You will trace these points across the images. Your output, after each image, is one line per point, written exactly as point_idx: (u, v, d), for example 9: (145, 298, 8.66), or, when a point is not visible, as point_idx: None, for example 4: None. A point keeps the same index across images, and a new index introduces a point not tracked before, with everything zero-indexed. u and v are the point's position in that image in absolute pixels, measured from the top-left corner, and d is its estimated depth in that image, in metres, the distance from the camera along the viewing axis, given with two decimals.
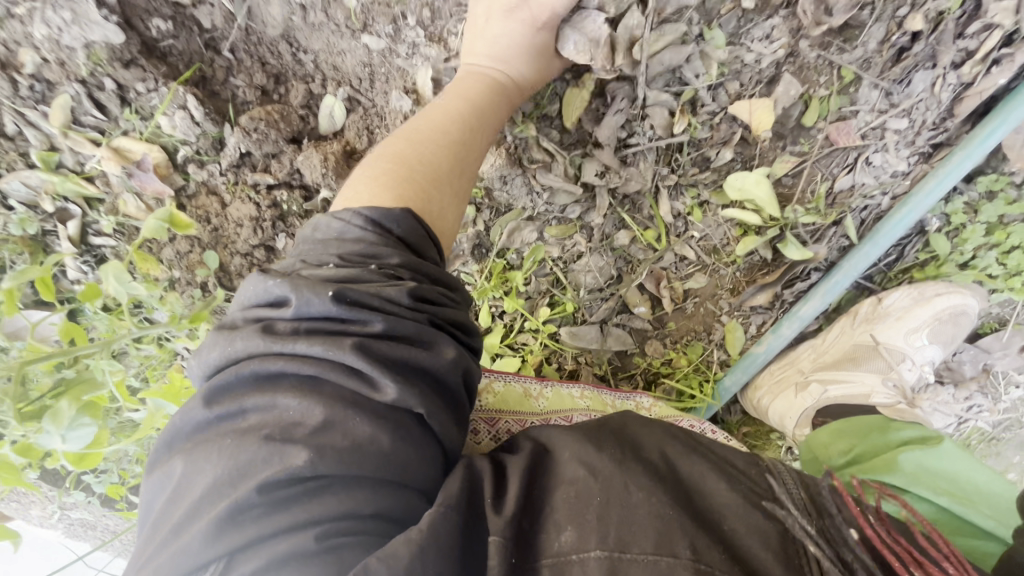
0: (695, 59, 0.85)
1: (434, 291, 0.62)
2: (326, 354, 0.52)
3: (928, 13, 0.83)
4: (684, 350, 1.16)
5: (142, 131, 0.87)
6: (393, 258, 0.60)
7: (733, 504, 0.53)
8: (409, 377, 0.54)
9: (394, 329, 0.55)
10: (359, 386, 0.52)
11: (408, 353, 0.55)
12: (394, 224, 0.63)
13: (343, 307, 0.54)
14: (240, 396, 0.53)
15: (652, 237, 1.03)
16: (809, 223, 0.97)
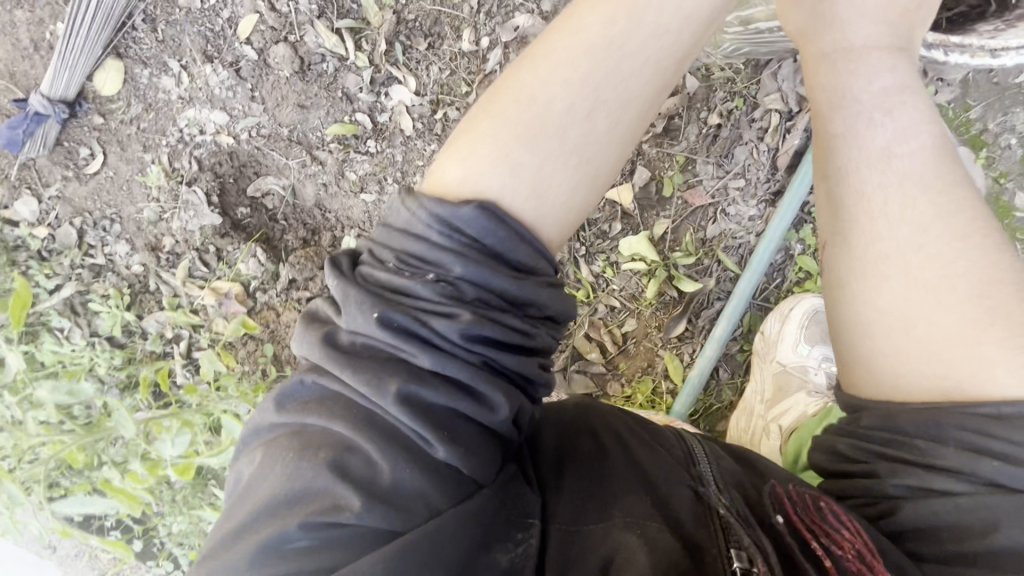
0: None
1: (509, 337, 0.72)
2: (369, 387, 0.68)
3: (721, 112, 1.24)
4: (637, 385, 1.37)
5: (229, 274, 1.36)
6: (455, 272, 0.72)
7: (666, 479, 0.81)
8: (454, 425, 0.70)
9: (438, 368, 0.69)
10: (402, 424, 0.68)
11: (451, 400, 0.69)
12: (472, 225, 0.73)
13: (394, 337, 0.69)
14: (300, 416, 0.71)
15: (584, 295, 1.35)
16: (689, 262, 1.30)
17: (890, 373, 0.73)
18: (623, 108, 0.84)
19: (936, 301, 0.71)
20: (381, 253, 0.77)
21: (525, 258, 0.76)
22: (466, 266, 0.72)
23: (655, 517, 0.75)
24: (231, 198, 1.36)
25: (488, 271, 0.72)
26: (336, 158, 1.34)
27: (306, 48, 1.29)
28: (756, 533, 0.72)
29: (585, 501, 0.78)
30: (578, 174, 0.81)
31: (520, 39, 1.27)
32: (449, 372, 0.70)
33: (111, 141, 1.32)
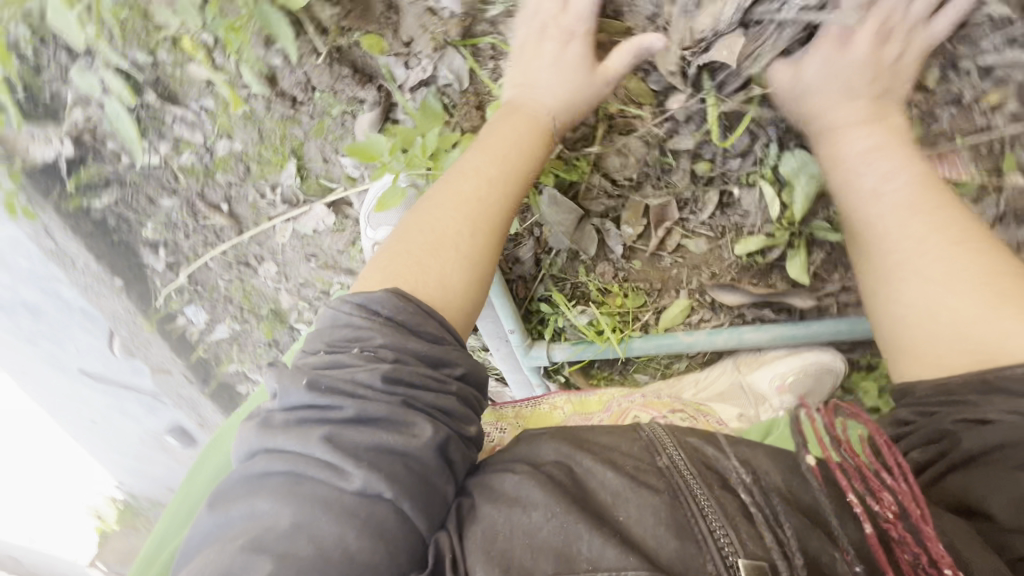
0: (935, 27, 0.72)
1: (423, 379, 0.60)
2: (297, 448, 0.55)
3: None
4: (626, 291, 1.07)
5: None
6: (376, 339, 0.60)
7: (619, 489, 0.56)
8: (381, 461, 0.54)
9: (363, 415, 0.56)
10: (330, 476, 0.53)
11: (376, 436, 0.55)
12: (380, 307, 0.63)
13: (318, 395, 0.56)
14: (228, 504, 0.55)
15: (704, 169, 0.88)
16: (827, 262, 0.92)
17: (922, 296, 0.68)
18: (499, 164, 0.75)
19: (1006, 290, 0.63)
20: (311, 343, 0.64)
21: (438, 330, 0.64)
22: (386, 335, 0.61)
23: (625, 551, 0.50)
24: None
25: (404, 338, 0.61)
26: None
27: None
28: (783, 535, 0.52)
29: (534, 535, 0.52)
30: (475, 267, 0.71)
31: None
32: (370, 416, 0.56)
33: None
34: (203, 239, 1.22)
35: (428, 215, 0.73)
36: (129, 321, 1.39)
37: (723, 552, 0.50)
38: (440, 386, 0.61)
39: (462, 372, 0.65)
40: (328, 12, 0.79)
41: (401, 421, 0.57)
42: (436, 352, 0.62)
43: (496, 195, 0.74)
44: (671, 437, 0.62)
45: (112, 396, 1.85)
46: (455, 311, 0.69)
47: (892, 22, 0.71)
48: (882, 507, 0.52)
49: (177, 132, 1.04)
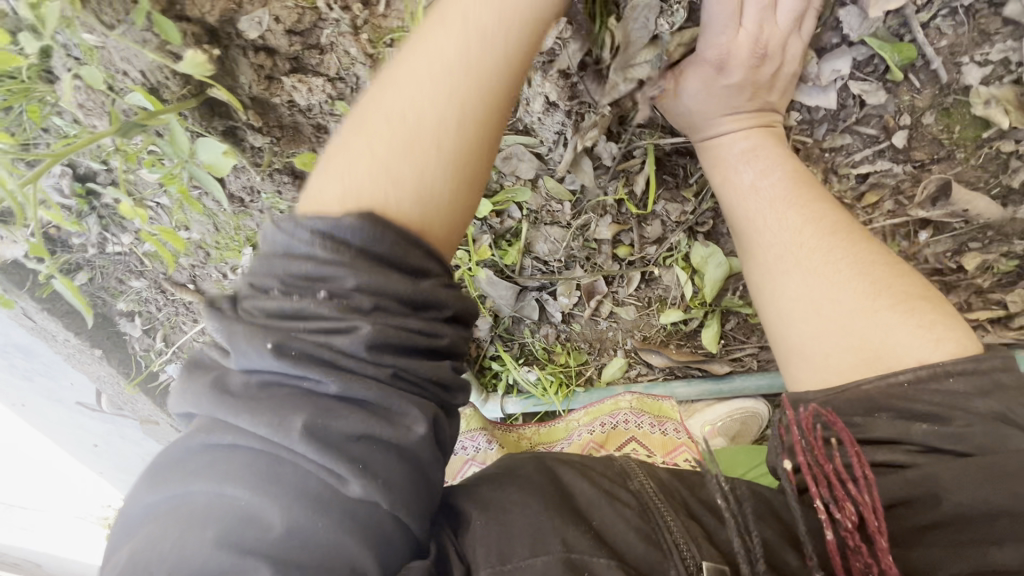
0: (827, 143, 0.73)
1: (407, 332, 0.51)
2: (269, 436, 0.47)
3: (984, 259, 0.81)
4: (568, 350, 1.14)
5: None
6: (347, 281, 0.49)
7: (593, 496, 0.62)
8: (370, 456, 0.48)
9: (345, 392, 0.48)
10: (325, 474, 0.47)
11: (364, 425, 0.48)
12: (348, 233, 0.50)
13: (286, 365, 0.48)
14: (192, 474, 0.47)
15: (625, 253, 0.95)
16: (742, 328, 1.00)
17: (809, 292, 0.64)
18: (468, 52, 0.54)
19: (870, 282, 0.62)
20: (262, 280, 0.51)
21: (422, 261, 0.52)
22: (357, 274, 0.49)
23: (599, 544, 0.57)
24: None
25: (377, 275, 0.50)
26: None
27: None
28: (751, 542, 0.58)
29: (511, 533, 0.57)
30: (465, 168, 0.55)
31: None
32: (357, 396, 0.49)
33: None
34: (174, 310, 1.30)
35: (390, 100, 0.55)
36: (114, 382, 1.47)
37: (685, 558, 0.57)
38: (431, 342, 0.52)
39: (452, 313, 0.55)
40: (258, 140, 0.82)
41: (392, 408, 0.50)
42: (421, 291, 0.52)
43: (488, 69, 0.55)
44: (643, 471, 0.69)
45: (111, 427, 1.96)
46: (432, 230, 0.54)
47: (767, 45, 0.64)
48: (844, 516, 0.50)
49: (137, 225, 1.10)
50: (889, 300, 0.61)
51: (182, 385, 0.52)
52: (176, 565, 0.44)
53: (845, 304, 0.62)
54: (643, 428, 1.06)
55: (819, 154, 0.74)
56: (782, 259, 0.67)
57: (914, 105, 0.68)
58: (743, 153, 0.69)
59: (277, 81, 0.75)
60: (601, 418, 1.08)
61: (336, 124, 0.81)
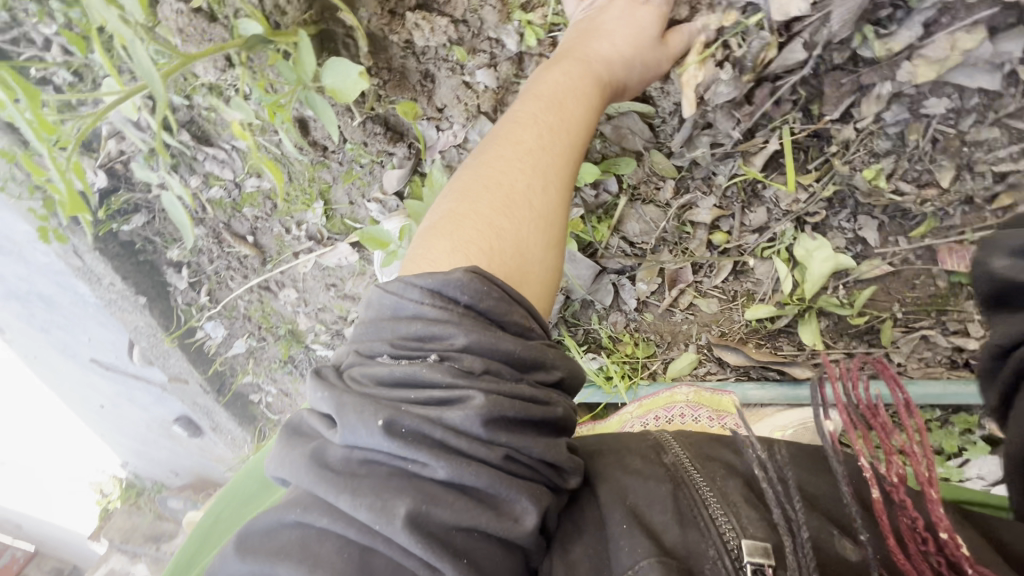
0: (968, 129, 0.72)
1: (524, 405, 0.44)
2: (369, 520, 0.38)
3: None
4: (636, 341, 1.09)
5: None
6: (458, 339, 0.45)
7: (636, 482, 0.51)
8: (473, 550, 0.39)
9: (455, 480, 0.40)
10: (414, 570, 0.38)
11: (473, 516, 0.40)
12: (457, 293, 0.47)
13: (391, 441, 0.40)
14: (272, 558, 0.39)
15: (721, 240, 0.90)
16: (831, 334, 0.96)
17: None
18: (573, 106, 0.61)
19: None
20: (370, 344, 0.47)
21: (525, 320, 0.50)
22: (469, 332, 0.45)
23: (636, 534, 0.46)
24: None
25: (489, 336, 0.45)
26: None
27: None
28: (792, 511, 0.47)
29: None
30: (553, 235, 0.57)
31: None
32: (466, 483, 0.41)
33: None
34: (227, 263, 1.26)
35: (488, 169, 0.58)
36: (150, 335, 1.42)
37: (725, 538, 0.45)
38: (546, 413, 0.46)
39: (560, 377, 0.50)
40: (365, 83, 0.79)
41: (497, 495, 0.41)
42: (532, 351, 0.47)
43: (562, 144, 0.59)
44: (680, 442, 0.57)
45: (129, 389, 1.91)
46: (531, 287, 0.54)
47: None
48: (887, 473, 0.46)
49: (207, 169, 1.06)
50: None
51: (278, 455, 0.45)
52: None
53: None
54: (700, 422, 0.95)
55: (959, 147, 0.73)
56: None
57: None
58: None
59: (399, 17, 0.72)
60: (656, 411, 0.99)
61: (446, 71, 0.78)
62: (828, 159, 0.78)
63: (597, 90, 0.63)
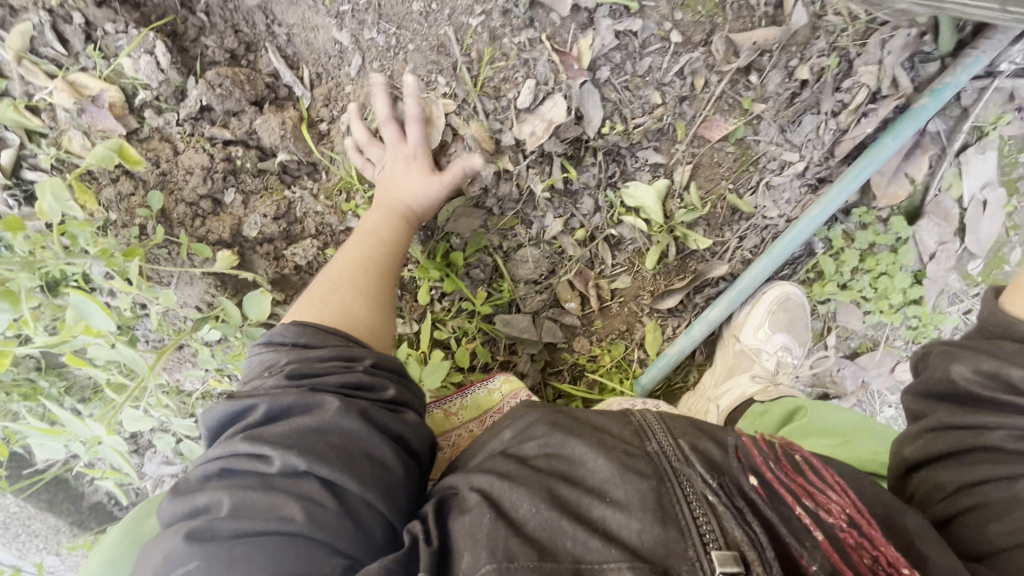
0: (641, 64, 1.00)
1: (320, 364, 0.70)
2: (223, 450, 0.62)
3: (813, 66, 1.02)
4: (608, 347, 1.24)
5: (102, 70, 0.89)
6: (281, 358, 0.72)
7: (608, 475, 0.60)
8: (304, 441, 0.61)
9: (272, 411, 0.64)
10: (261, 466, 0.60)
11: (292, 422, 0.63)
12: (283, 336, 0.75)
13: (233, 403, 0.66)
14: (181, 495, 0.61)
15: (583, 234, 1.13)
16: (714, 233, 1.13)
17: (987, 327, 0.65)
18: (386, 228, 0.94)
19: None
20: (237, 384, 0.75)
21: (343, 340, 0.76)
22: (289, 351, 0.73)
23: (609, 539, 0.55)
24: None
25: (302, 352, 0.72)
26: None
27: None
28: (753, 532, 0.54)
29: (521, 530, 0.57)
30: (368, 297, 0.85)
31: None
32: (281, 410, 0.64)
33: None
34: None
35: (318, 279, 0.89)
36: None
37: (704, 539, 0.53)
38: (347, 367, 0.71)
39: (370, 361, 0.74)
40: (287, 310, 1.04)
41: (312, 403, 0.65)
42: (340, 348, 0.73)
43: (379, 251, 0.91)
44: (662, 427, 0.66)
45: None
46: (355, 327, 0.81)
47: None
48: (834, 516, 0.59)
49: None
50: None
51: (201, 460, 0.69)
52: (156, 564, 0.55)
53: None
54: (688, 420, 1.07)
55: (643, 79, 1.01)
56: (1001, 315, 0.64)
57: (662, 14, 0.97)
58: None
59: (283, 256, 1.02)
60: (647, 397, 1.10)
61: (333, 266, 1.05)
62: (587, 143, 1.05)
63: (402, 222, 0.95)
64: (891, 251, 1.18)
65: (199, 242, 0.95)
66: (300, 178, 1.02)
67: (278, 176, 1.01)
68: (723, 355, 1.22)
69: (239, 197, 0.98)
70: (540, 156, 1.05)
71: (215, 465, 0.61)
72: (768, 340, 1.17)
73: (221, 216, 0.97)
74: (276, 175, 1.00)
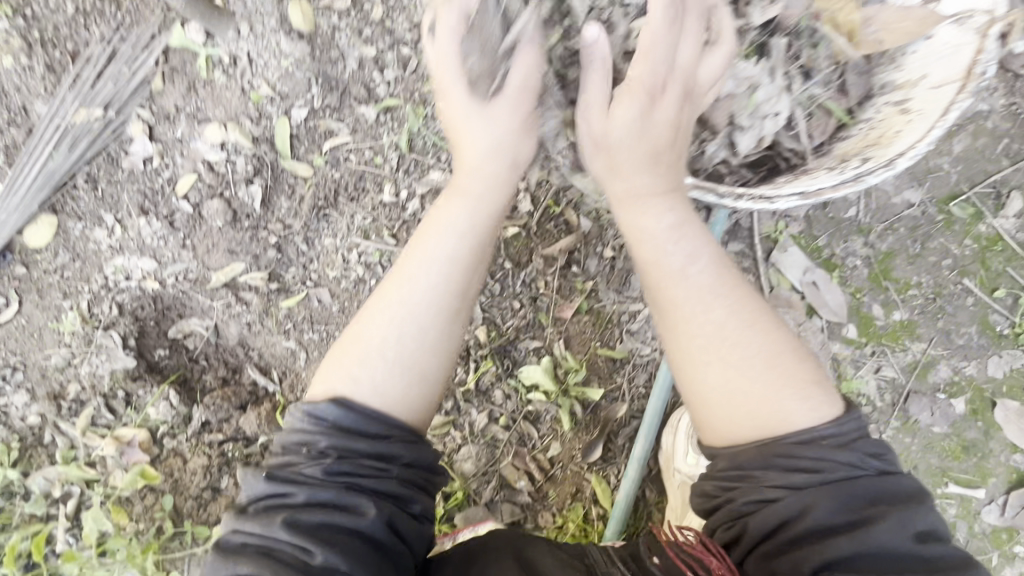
0: (494, 285, 1.38)
1: (358, 464, 0.86)
2: (269, 530, 0.80)
3: (614, 246, 1.40)
4: (568, 512, 1.36)
5: (135, 420, 1.30)
6: (321, 440, 0.87)
7: (552, 570, 0.86)
8: (342, 540, 0.81)
9: (314, 500, 0.83)
10: (301, 553, 0.79)
11: (328, 515, 0.82)
12: (324, 411, 0.89)
13: (280, 484, 0.84)
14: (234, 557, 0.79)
15: (505, 420, 1.37)
16: (607, 385, 1.36)
17: (731, 430, 0.81)
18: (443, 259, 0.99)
19: (726, 361, 0.82)
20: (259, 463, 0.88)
21: (381, 429, 0.90)
22: (329, 436, 0.87)
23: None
24: (151, 340, 1.35)
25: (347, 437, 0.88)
26: (260, 297, 1.38)
27: (235, 200, 1.37)
28: None
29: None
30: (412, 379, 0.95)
31: (433, 189, 1.39)
32: (322, 500, 0.83)
33: (30, 290, 1.33)
34: None
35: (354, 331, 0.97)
36: None
37: None
38: (381, 470, 0.88)
39: (405, 461, 0.89)
40: None
41: (348, 503, 0.84)
42: (376, 447, 0.88)
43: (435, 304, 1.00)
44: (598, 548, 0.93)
45: None
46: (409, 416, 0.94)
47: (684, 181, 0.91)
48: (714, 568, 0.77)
49: None
50: (774, 376, 0.81)
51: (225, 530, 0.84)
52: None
53: (762, 419, 0.79)
54: None
55: (501, 296, 1.38)
56: (724, 424, 0.81)
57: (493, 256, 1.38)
58: (635, 122, 0.89)
59: None
60: None
61: None
62: (478, 353, 1.37)
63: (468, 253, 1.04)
64: None
65: (202, 525, 1.25)
66: None
67: (262, 453, 1.33)
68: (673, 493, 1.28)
69: (232, 479, 1.29)
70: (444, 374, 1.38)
71: (261, 537, 0.80)
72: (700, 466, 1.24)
73: (220, 498, 1.28)
74: (258, 454, 1.32)
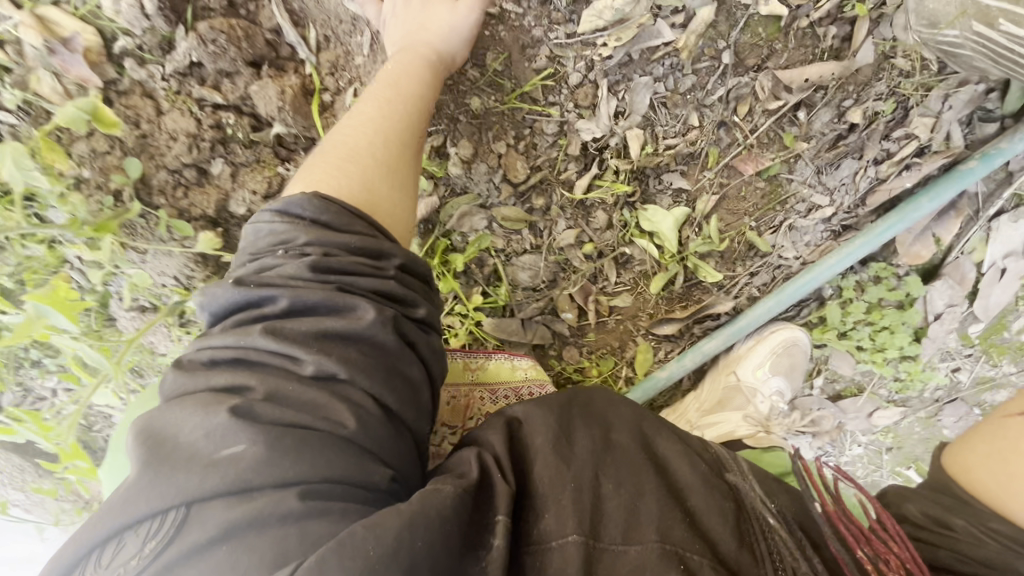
0: (688, 76, 0.90)
1: (355, 262, 0.57)
2: (236, 343, 0.53)
3: (867, 110, 0.94)
4: (597, 361, 1.20)
5: (77, 7, 0.78)
6: (297, 236, 0.58)
7: (695, 484, 0.61)
8: (333, 350, 0.53)
9: (297, 303, 0.54)
10: (280, 363, 0.52)
11: (318, 325, 0.53)
12: (299, 209, 0.60)
13: (244, 289, 0.55)
14: (204, 371, 0.52)
15: (592, 249, 1.07)
16: (727, 272, 1.08)
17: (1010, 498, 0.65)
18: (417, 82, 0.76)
19: None
20: (252, 257, 0.59)
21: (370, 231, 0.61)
22: (310, 233, 0.58)
23: (692, 532, 0.56)
24: None
25: (329, 235, 0.58)
26: None
27: None
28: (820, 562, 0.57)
29: (601, 502, 0.57)
30: (394, 175, 0.68)
31: None
32: (303, 301, 0.54)
33: None
34: None
35: (343, 139, 0.69)
36: None
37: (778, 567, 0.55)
38: (378, 272, 0.59)
39: (400, 261, 0.61)
40: None
41: (347, 308, 0.55)
42: (370, 241, 0.59)
43: (396, 123, 0.71)
44: (735, 460, 0.69)
45: None
46: (384, 218, 0.65)
47: None
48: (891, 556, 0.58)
49: None
50: None
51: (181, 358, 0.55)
52: (178, 455, 0.47)
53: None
54: None
55: (684, 98, 0.92)
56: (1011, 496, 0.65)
57: (718, 31, 0.87)
58: None
59: None
60: None
61: None
62: (609, 160, 0.97)
63: (427, 70, 0.78)
64: (899, 308, 1.14)
65: (179, 217, 0.88)
66: (297, 155, 0.93)
67: (273, 148, 0.92)
68: (713, 391, 1.17)
69: (228, 169, 0.89)
70: (552, 164, 0.98)
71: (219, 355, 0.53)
72: (762, 382, 1.14)
73: (207, 189, 0.89)
74: (269, 148, 0.91)
